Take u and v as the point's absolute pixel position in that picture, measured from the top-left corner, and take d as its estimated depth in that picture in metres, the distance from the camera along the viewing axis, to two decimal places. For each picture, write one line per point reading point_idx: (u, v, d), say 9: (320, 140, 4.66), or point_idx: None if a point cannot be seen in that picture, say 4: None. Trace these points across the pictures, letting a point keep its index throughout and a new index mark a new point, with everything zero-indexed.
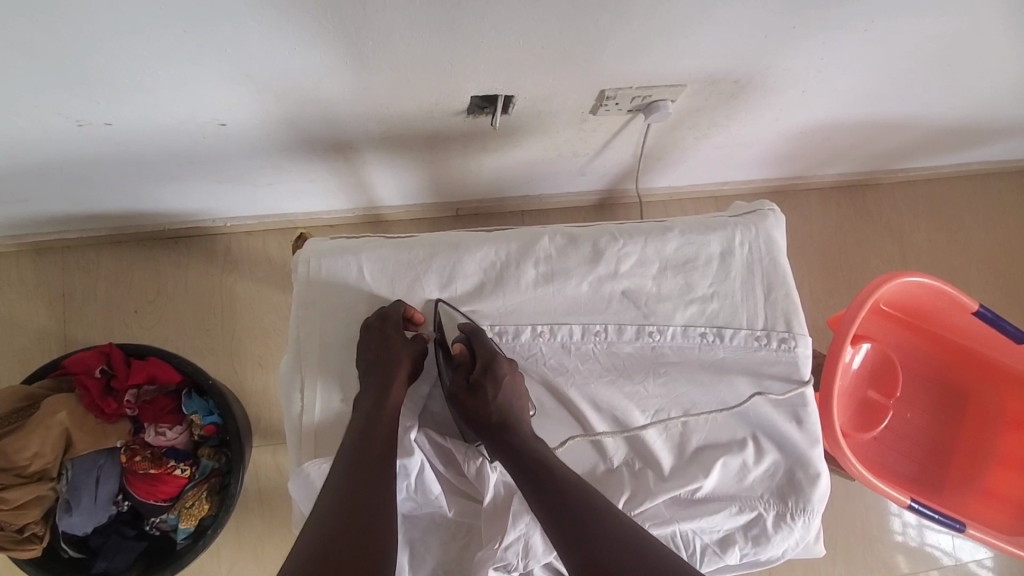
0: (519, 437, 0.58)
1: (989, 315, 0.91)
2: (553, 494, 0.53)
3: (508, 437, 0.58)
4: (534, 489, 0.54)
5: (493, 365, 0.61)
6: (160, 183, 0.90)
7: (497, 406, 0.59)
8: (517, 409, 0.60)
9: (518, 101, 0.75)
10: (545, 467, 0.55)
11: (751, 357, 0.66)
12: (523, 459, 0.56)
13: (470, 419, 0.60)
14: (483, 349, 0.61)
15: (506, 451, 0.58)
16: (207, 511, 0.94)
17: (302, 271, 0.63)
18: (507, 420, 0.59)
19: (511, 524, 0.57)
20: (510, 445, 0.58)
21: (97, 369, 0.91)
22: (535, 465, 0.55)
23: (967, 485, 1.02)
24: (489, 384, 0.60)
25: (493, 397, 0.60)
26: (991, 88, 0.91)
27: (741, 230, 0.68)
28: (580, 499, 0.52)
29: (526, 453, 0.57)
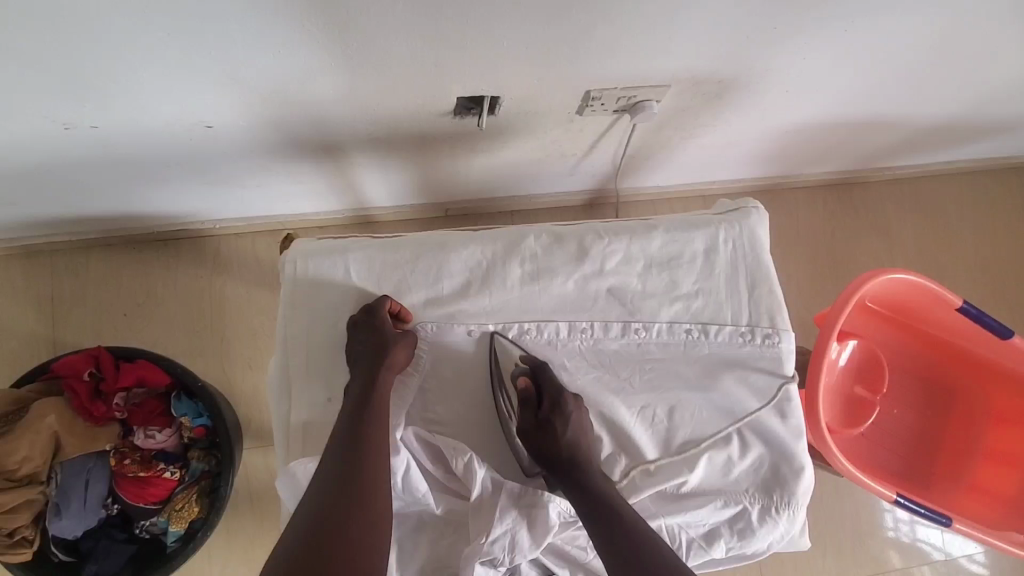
0: (586, 477, 0.59)
1: (973, 311, 0.92)
2: (620, 540, 0.53)
3: (576, 477, 0.59)
4: (602, 534, 0.54)
5: (564, 403, 0.61)
6: (149, 186, 0.90)
7: (565, 444, 0.60)
8: (585, 448, 0.61)
9: (504, 102, 0.75)
10: (612, 510, 0.55)
11: (736, 352, 0.67)
12: (592, 501, 0.57)
13: (537, 453, 0.61)
14: (551, 385, 0.62)
15: (572, 492, 0.58)
16: (197, 514, 0.93)
17: (288, 272, 0.63)
18: (576, 459, 0.60)
19: (497, 518, 0.57)
20: (579, 486, 0.58)
21: (86, 373, 0.91)
22: (603, 508, 0.56)
23: (953, 479, 1.03)
24: (557, 420, 0.61)
25: (562, 436, 0.60)
26: (971, 87, 0.93)
27: (725, 227, 0.68)
28: (650, 547, 0.52)
29: (595, 494, 0.57)
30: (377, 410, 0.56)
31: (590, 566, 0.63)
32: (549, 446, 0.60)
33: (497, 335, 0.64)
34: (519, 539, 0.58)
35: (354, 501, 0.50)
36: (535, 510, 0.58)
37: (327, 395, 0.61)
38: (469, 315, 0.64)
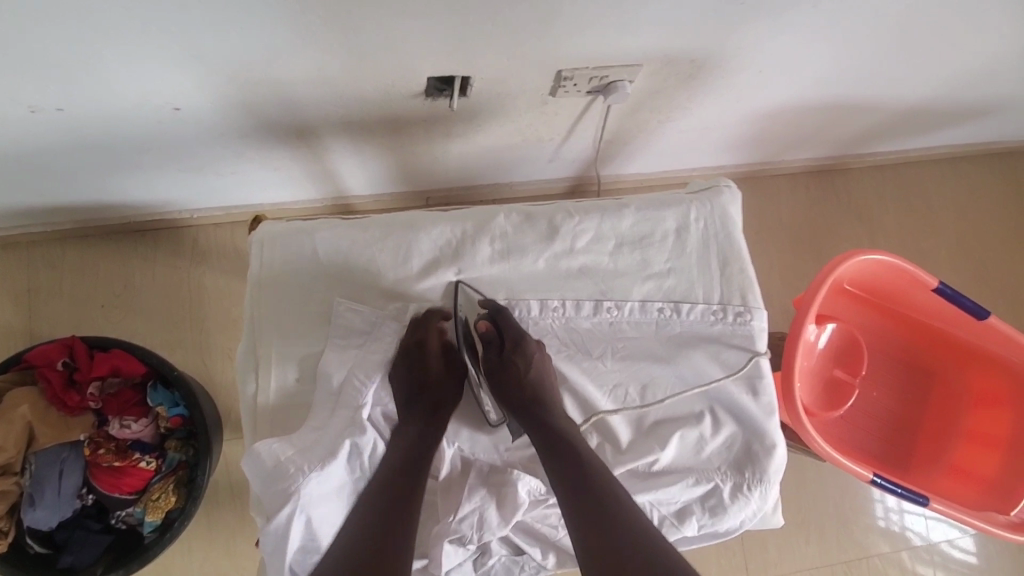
0: (547, 416, 0.60)
1: (948, 291, 0.92)
2: (577, 479, 0.56)
3: (538, 414, 0.61)
4: (558, 471, 0.56)
5: (526, 343, 0.63)
6: (121, 173, 0.89)
7: (528, 382, 0.62)
8: (546, 387, 0.62)
9: (475, 83, 0.75)
10: (572, 450, 0.58)
11: (708, 331, 0.67)
12: (552, 441, 0.58)
13: (500, 392, 0.63)
14: (510, 327, 0.63)
15: (533, 429, 0.60)
16: (174, 504, 0.93)
17: (255, 252, 0.62)
18: (537, 397, 0.62)
19: (466, 496, 0.60)
20: (541, 424, 0.60)
21: (59, 362, 0.90)
22: (564, 449, 0.58)
23: (934, 461, 1.03)
24: (518, 358, 0.63)
25: (524, 374, 0.62)
26: (946, 69, 0.93)
27: (697, 205, 0.68)
28: (604, 488, 0.55)
29: (555, 434, 0.59)
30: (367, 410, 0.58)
31: (561, 544, 0.63)
32: (511, 382, 0.62)
33: (463, 284, 0.64)
34: (490, 518, 0.60)
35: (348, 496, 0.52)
36: (505, 487, 0.61)
37: (294, 375, 0.61)
38: (438, 295, 0.63)
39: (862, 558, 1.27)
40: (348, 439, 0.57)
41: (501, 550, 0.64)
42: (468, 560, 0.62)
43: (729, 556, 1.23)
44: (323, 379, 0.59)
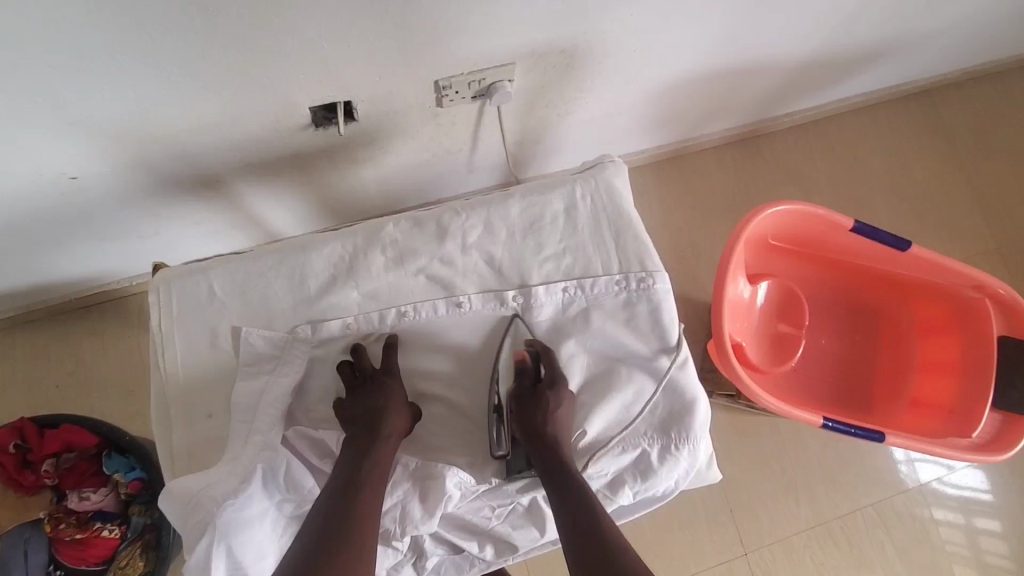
0: (559, 455, 0.60)
1: (865, 229, 0.94)
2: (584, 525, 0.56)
3: (549, 452, 0.61)
4: (568, 514, 0.57)
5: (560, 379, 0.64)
6: (44, 250, 0.91)
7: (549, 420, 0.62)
8: (562, 432, 0.63)
9: (358, 106, 0.78)
10: (572, 480, 0.59)
11: (614, 302, 0.68)
12: (556, 471, 0.60)
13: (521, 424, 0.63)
14: (549, 366, 0.65)
15: (542, 467, 0.61)
16: (143, 569, 0.91)
17: (154, 299, 0.64)
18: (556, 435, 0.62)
19: (388, 491, 0.62)
20: (550, 459, 0.61)
21: (10, 445, 0.90)
22: (566, 482, 0.59)
23: (893, 398, 1.04)
24: (551, 394, 0.63)
25: (551, 410, 0.63)
26: (819, 18, 0.96)
27: (581, 183, 0.71)
28: (604, 529, 0.55)
29: (564, 476, 0.59)
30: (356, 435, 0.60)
31: (495, 533, 0.65)
32: (534, 414, 0.63)
33: (518, 318, 0.68)
34: (411, 512, 0.60)
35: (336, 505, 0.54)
36: (426, 480, 0.62)
37: (208, 411, 0.62)
38: (339, 310, 0.65)
39: (855, 510, 1.25)
40: (260, 461, 0.58)
41: (437, 550, 0.65)
42: (404, 561, 0.64)
43: (721, 530, 1.22)
44: (234, 410, 0.61)
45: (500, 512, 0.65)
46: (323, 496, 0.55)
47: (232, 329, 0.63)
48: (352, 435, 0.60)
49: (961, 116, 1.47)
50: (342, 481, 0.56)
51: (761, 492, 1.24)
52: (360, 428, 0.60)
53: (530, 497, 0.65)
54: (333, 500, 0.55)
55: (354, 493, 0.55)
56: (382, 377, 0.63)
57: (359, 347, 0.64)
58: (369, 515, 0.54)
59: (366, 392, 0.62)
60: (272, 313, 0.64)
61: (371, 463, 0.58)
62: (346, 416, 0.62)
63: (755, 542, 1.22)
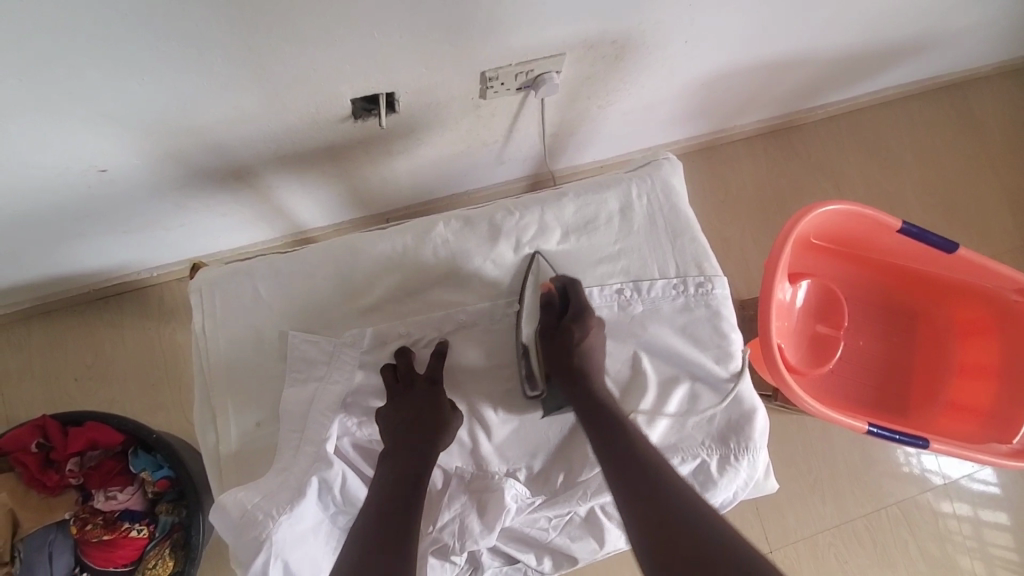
0: (595, 392, 0.59)
1: (912, 230, 0.91)
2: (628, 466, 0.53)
3: (586, 391, 0.59)
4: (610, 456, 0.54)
5: (586, 311, 0.63)
6: (66, 242, 0.88)
7: (579, 352, 0.61)
8: (596, 360, 0.62)
9: (400, 97, 0.74)
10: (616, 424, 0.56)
11: (671, 306, 0.66)
12: (597, 414, 0.58)
13: (554, 363, 0.62)
14: (576, 300, 0.63)
15: (581, 408, 0.59)
16: (173, 567, 0.90)
17: (196, 301, 0.61)
18: (588, 373, 0.61)
19: (445, 505, 0.60)
20: (589, 398, 0.59)
21: (33, 444, 0.88)
22: (608, 427, 0.57)
23: (931, 400, 1.02)
24: (575, 329, 0.62)
25: (578, 344, 0.61)
26: (872, 8, 0.92)
27: (637, 182, 0.68)
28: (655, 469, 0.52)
29: (602, 415, 0.58)
30: (394, 449, 0.57)
31: (553, 545, 0.63)
32: (562, 349, 0.62)
33: (538, 254, 0.65)
34: (472, 525, 0.59)
35: (379, 525, 0.51)
36: (484, 492, 0.61)
37: (256, 418, 0.59)
38: (389, 314, 0.62)
39: (880, 509, 1.25)
40: (314, 475, 0.56)
41: (493, 562, 0.63)
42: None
43: (746, 528, 1.22)
44: (283, 417, 0.58)
45: (557, 523, 0.63)
46: (369, 513, 0.53)
47: (279, 333, 0.61)
48: (388, 448, 0.57)
49: (995, 109, 1.44)
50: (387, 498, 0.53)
51: (787, 490, 1.24)
52: (405, 439, 0.57)
53: (587, 508, 0.62)
54: (380, 520, 0.52)
55: (391, 516, 0.52)
56: (428, 386, 0.60)
57: (405, 352, 0.62)
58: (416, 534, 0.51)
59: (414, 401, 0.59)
60: (320, 317, 0.62)
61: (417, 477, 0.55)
62: (391, 426, 0.58)
63: (781, 540, 1.22)
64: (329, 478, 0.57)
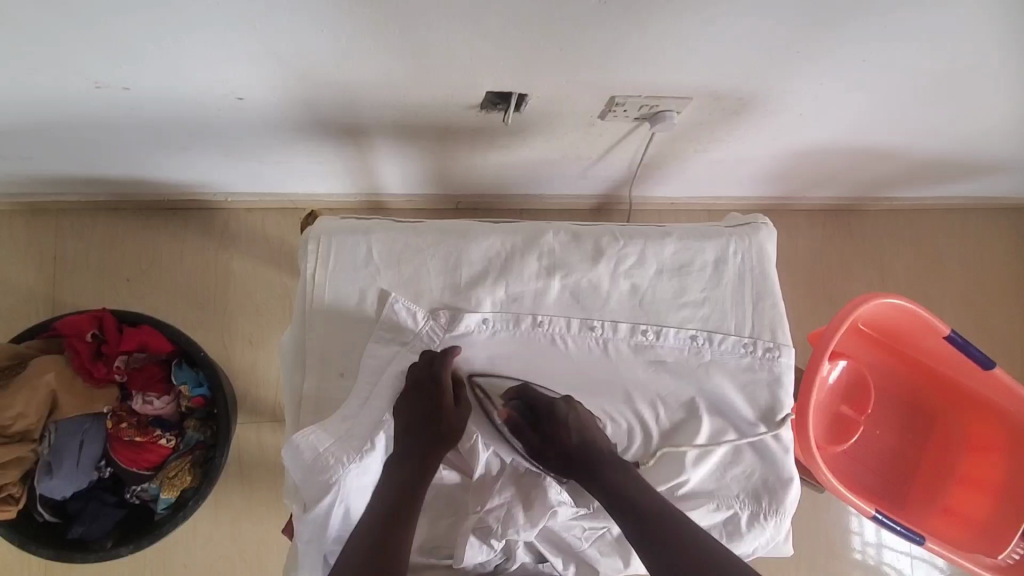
0: (612, 475, 0.60)
1: (958, 340, 0.95)
2: (671, 550, 0.53)
3: (603, 475, 0.61)
4: (645, 543, 0.54)
5: (558, 402, 0.65)
6: (168, 152, 0.90)
7: (572, 440, 0.63)
8: (602, 444, 0.63)
9: (530, 101, 0.77)
10: (649, 506, 0.57)
11: (737, 362, 0.69)
12: (623, 497, 0.58)
13: (561, 463, 0.63)
14: (535, 397, 0.66)
15: (605, 497, 0.59)
16: (188, 484, 0.93)
17: (312, 247, 0.64)
18: (597, 458, 0.62)
19: (496, 490, 0.65)
20: (608, 481, 0.60)
21: (89, 333, 0.90)
22: (637, 505, 0.57)
23: (929, 502, 1.07)
24: (547, 421, 0.64)
25: (567, 434, 0.63)
26: (975, 122, 0.96)
27: (736, 240, 0.71)
28: (703, 553, 0.52)
29: (631, 496, 0.58)
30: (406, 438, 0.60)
31: (583, 555, 0.67)
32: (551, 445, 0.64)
33: (476, 377, 0.68)
34: (516, 517, 0.63)
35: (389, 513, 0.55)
36: (532, 489, 0.65)
37: (340, 369, 0.62)
38: (483, 305, 0.65)
39: None
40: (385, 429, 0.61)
41: (525, 557, 0.67)
42: (492, 562, 0.66)
43: None
44: (367, 375, 0.61)
45: (590, 534, 0.66)
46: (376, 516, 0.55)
47: (380, 295, 0.63)
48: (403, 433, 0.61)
49: None
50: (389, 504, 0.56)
51: None
52: (416, 431, 0.60)
53: (621, 528, 0.66)
54: (382, 520, 0.55)
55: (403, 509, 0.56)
56: (437, 392, 0.61)
57: (431, 355, 0.62)
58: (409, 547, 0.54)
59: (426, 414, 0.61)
60: (420, 290, 0.64)
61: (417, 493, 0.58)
62: (398, 429, 0.61)
63: None
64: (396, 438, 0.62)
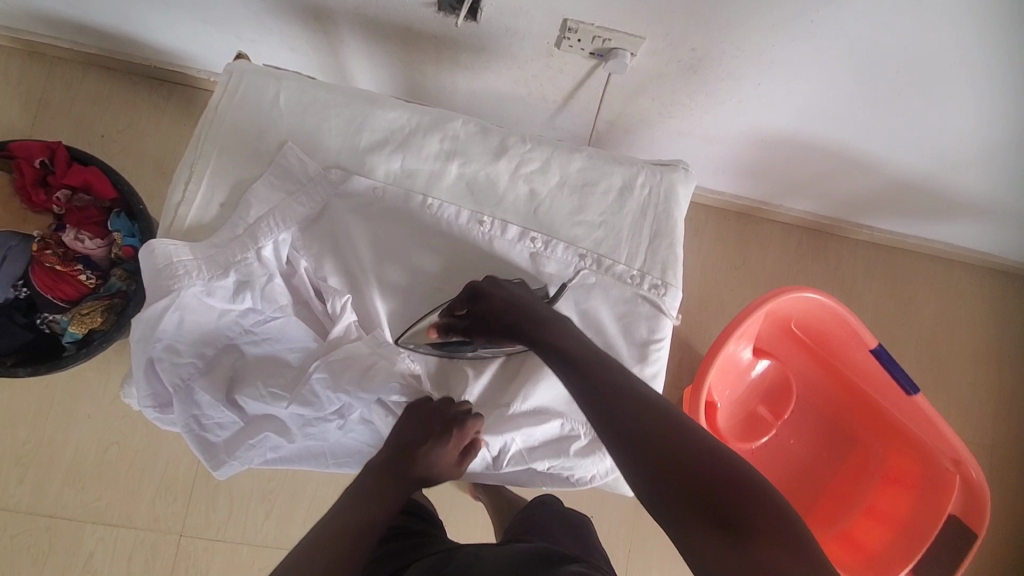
0: (549, 335, 0.57)
1: (884, 354, 0.92)
2: (627, 411, 0.47)
3: (542, 340, 0.57)
4: (594, 402, 0.49)
5: (474, 282, 0.64)
6: (149, 6, 0.94)
7: (497, 306, 0.61)
8: (523, 306, 0.60)
9: (484, 7, 0.78)
10: (600, 367, 0.52)
11: (620, 290, 0.68)
12: (572, 357, 0.53)
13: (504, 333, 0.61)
14: (458, 296, 0.64)
15: (556, 361, 0.54)
16: (98, 325, 0.95)
17: (225, 80, 0.66)
18: (526, 320, 0.59)
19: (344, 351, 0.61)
20: (551, 344, 0.56)
21: (37, 160, 0.94)
22: (586, 368, 0.52)
23: (827, 525, 1.03)
24: (472, 303, 0.63)
25: (491, 303, 0.62)
26: (947, 141, 0.93)
27: (647, 172, 0.71)
28: (660, 410, 0.47)
29: (573, 353, 0.54)
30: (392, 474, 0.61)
31: None
32: (484, 317, 0.61)
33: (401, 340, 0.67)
34: (349, 375, 0.60)
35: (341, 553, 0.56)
36: (381, 360, 0.62)
37: (221, 201, 0.64)
38: (374, 174, 0.66)
39: None
40: (231, 275, 0.61)
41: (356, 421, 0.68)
42: (327, 420, 0.65)
43: None
44: (241, 208, 0.63)
45: None
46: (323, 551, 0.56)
47: (278, 140, 0.65)
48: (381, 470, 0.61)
49: None
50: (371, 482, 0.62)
51: None
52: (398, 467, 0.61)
53: None
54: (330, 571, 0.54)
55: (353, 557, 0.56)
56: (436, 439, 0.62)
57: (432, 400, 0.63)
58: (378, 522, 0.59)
59: (422, 422, 0.63)
60: (317, 145, 0.66)
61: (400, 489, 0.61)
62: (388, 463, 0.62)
63: None
64: (237, 280, 0.61)
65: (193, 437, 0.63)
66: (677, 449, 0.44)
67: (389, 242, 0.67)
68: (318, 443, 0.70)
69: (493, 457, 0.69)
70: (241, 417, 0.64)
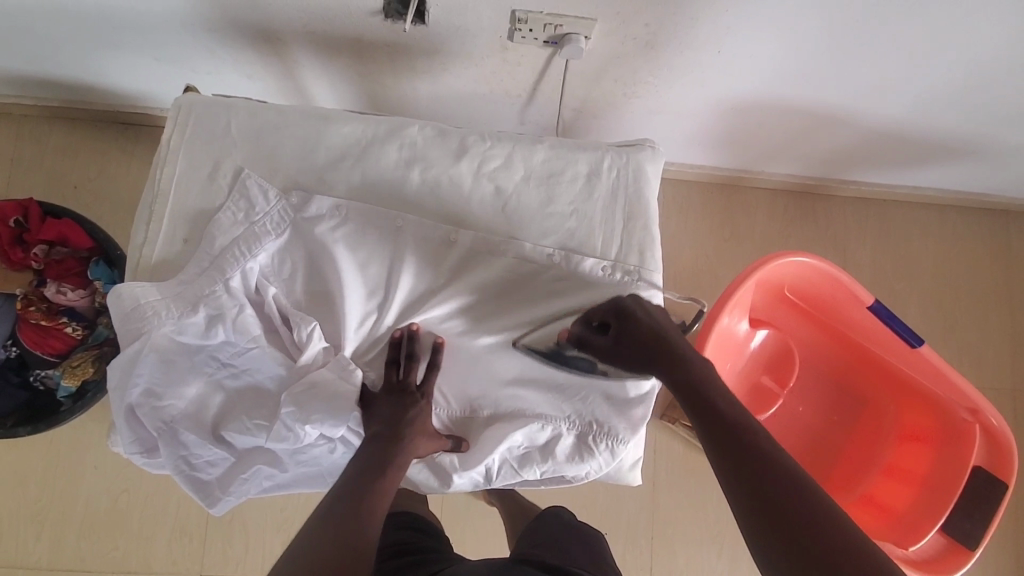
0: (685, 362, 0.60)
1: (883, 310, 0.90)
2: (735, 450, 0.52)
3: (671, 365, 0.60)
4: (709, 436, 0.55)
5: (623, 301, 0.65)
6: (103, 52, 0.94)
7: (647, 331, 0.63)
8: (666, 331, 0.63)
9: (431, 9, 0.77)
10: (715, 406, 0.56)
11: (598, 279, 0.67)
12: (693, 394, 0.58)
13: (636, 355, 0.63)
14: (605, 309, 0.65)
15: (678, 391, 0.59)
16: (90, 375, 0.95)
17: (177, 115, 0.66)
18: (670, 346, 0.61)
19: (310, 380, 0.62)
20: (672, 369, 0.60)
21: (11, 219, 0.94)
22: (706, 404, 0.57)
23: (848, 489, 1.01)
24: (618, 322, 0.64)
25: (640, 327, 0.63)
26: (919, 85, 0.91)
27: (613, 155, 0.69)
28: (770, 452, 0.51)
29: (693, 386, 0.58)
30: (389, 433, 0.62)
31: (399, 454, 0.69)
32: (629, 336, 0.63)
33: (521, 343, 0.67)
34: (320, 403, 0.61)
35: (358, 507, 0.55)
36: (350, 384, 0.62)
37: (185, 236, 0.63)
38: (335, 191, 0.66)
39: None
40: (202, 309, 0.61)
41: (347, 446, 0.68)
42: (316, 445, 0.66)
43: None
44: (206, 241, 0.63)
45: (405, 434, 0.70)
46: (334, 507, 0.55)
47: (235, 168, 0.65)
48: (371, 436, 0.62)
49: None
50: (363, 477, 0.59)
51: None
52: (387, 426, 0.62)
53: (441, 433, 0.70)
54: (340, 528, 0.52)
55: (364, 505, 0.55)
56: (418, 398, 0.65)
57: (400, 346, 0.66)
58: (374, 518, 0.55)
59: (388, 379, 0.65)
60: (275, 169, 0.66)
61: (394, 457, 0.61)
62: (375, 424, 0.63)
63: None
64: (211, 313, 0.61)
65: (185, 478, 0.63)
66: (778, 484, 0.49)
67: (358, 259, 0.66)
68: (314, 467, 0.69)
69: (483, 474, 0.70)
70: (231, 450, 0.64)
